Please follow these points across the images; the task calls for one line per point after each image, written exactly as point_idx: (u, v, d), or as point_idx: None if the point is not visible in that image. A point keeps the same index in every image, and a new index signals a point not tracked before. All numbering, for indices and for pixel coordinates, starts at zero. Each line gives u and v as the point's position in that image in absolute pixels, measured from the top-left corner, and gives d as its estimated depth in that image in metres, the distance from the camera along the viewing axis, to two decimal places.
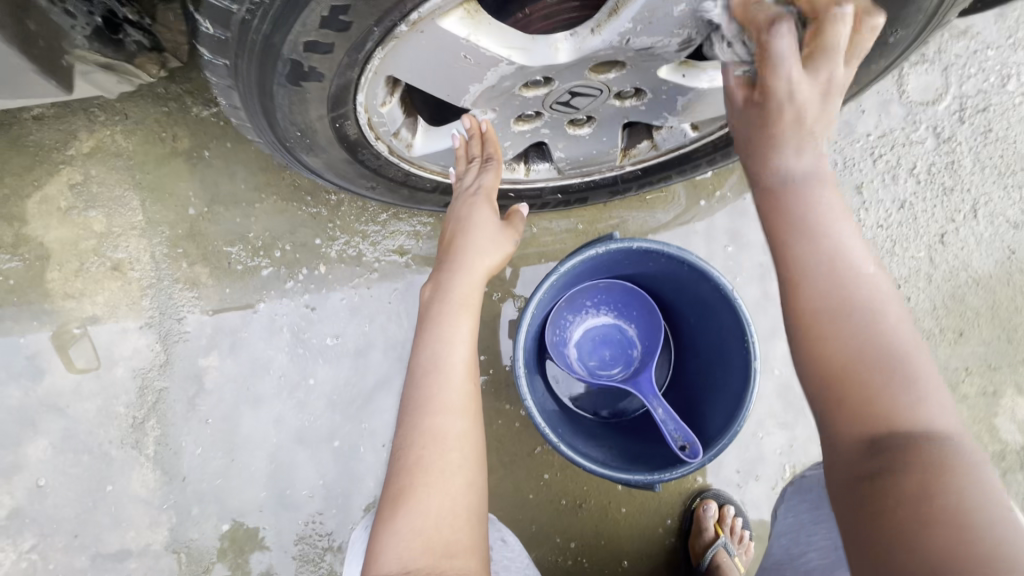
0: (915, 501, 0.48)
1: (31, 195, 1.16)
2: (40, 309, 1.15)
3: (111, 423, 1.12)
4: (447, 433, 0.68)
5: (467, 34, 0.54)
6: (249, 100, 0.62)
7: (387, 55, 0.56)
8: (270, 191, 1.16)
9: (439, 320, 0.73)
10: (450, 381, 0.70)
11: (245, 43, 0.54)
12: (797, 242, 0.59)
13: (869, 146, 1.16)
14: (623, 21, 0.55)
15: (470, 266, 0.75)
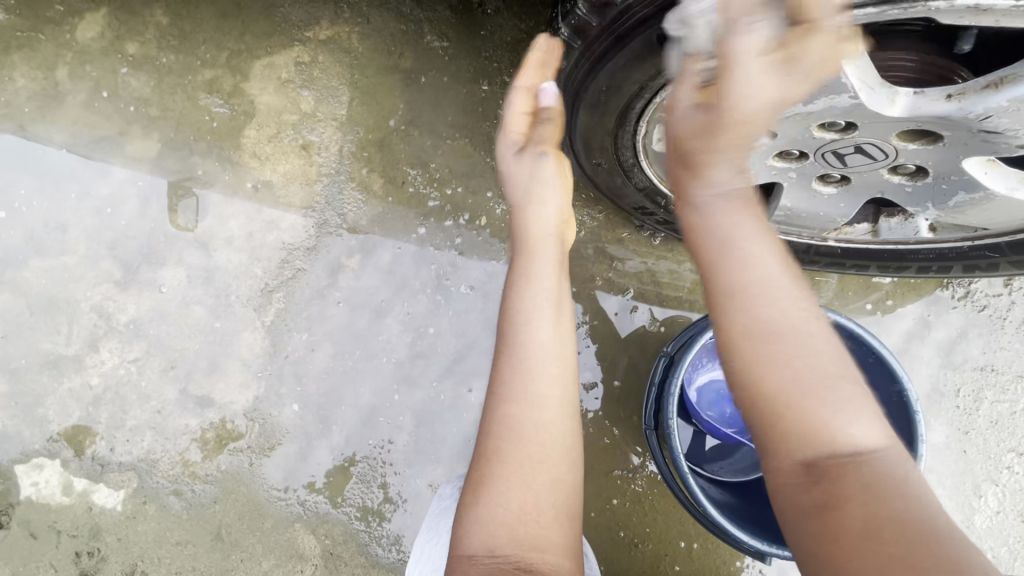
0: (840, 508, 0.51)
1: (260, 58, 1.25)
2: (227, 158, 1.23)
3: (245, 280, 1.18)
4: (526, 424, 0.68)
5: (835, 58, 0.58)
6: (601, 43, 0.69)
7: None
8: (465, 133, 1.21)
9: (519, 294, 0.74)
10: (534, 364, 0.71)
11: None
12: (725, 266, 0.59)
13: None
14: (998, 98, 0.56)
15: (539, 233, 0.79)
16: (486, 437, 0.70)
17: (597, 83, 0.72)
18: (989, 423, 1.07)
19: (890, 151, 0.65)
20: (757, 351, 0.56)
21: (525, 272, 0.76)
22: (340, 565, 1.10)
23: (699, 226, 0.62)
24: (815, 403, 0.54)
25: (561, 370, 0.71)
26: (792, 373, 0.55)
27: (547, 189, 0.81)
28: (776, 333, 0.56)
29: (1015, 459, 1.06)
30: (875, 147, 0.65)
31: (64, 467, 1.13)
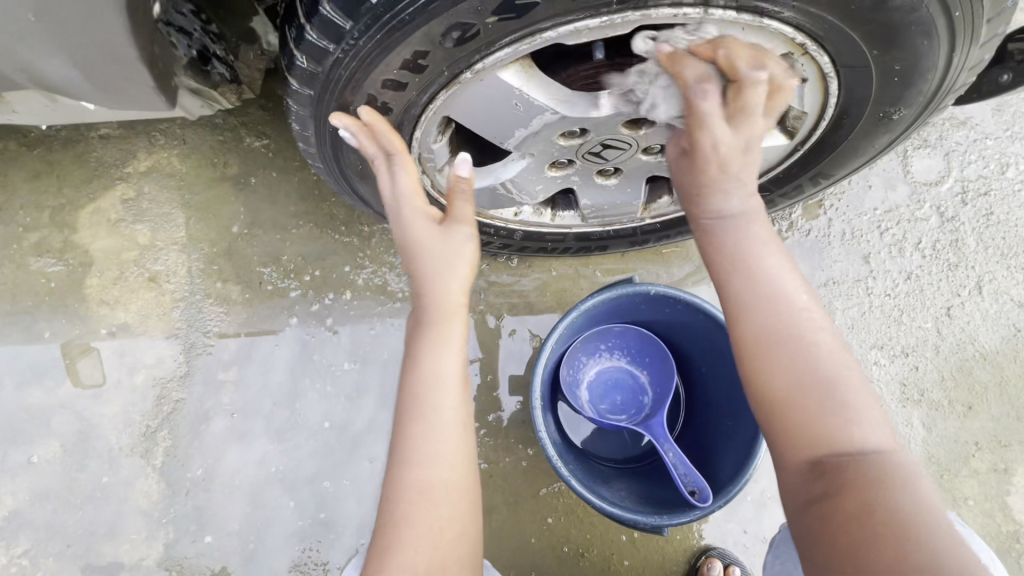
0: (850, 513, 0.50)
1: (84, 206, 1.24)
2: (74, 314, 1.19)
3: (125, 429, 1.13)
4: (430, 485, 0.63)
5: (521, 85, 0.63)
6: (321, 129, 0.67)
7: (449, 98, 0.64)
8: (308, 218, 1.23)
9: (419, 356, 0.64)
10: (435, 430, 0.64)
11: (332, 78, 0.60)
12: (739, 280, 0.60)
13: (876, 220, 1.22)
14: (658, 83, 0.64)
15: (442, 310, 0.64)
16: (392, 501, 0.63)
17: (346, 159, 0.72)
18: (847, 330, 1.17)
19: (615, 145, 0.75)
20: (781, 360, 0.57)
21: (426, 342, 0.65)
22: None
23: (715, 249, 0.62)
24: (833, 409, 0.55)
25: (465, 430, 0.65)
26: (806, 382, 0.56)
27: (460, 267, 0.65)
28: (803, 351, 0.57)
29: (879, 354, 1.16)
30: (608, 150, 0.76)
31: None
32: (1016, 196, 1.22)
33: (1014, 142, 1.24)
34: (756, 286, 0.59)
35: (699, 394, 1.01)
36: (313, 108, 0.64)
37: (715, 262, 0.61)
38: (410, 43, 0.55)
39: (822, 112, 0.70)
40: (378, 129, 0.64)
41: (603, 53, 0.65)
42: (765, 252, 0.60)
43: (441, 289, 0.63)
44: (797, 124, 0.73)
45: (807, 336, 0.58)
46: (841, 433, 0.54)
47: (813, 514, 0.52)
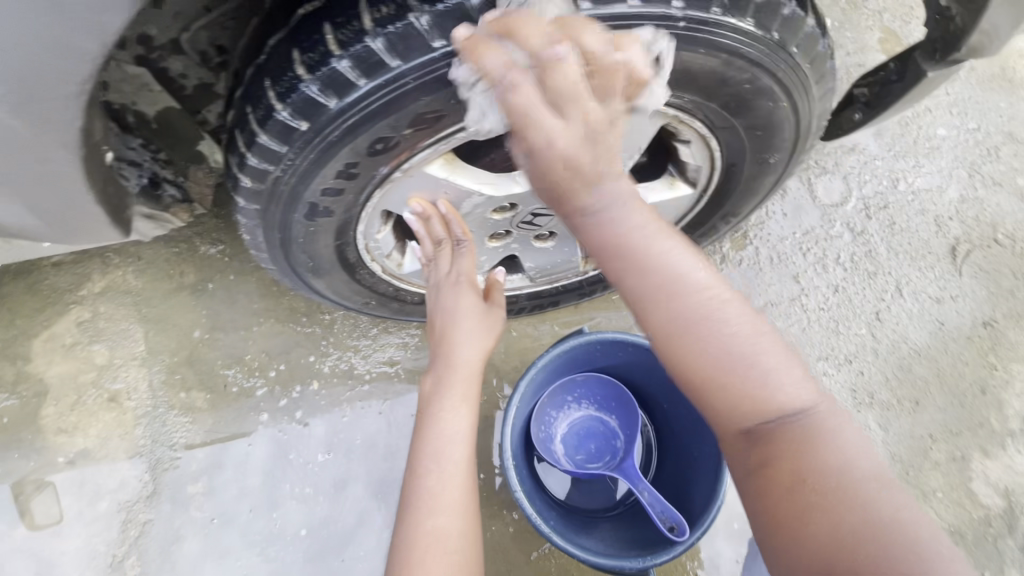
0: (798, 483, 0.54)
1: (38, 335, 1.23)
2: (30, 447, 1.15)
3: (90, 563, 1.08)
4: (445, 532, 0.67)
5: (447, 176, 0.71)
6: (271, 237, 0.72)
7: (384, 196, 0.71)
8: (269, 314, 1.25)
9: (440, 415, 0.74)
10: (447, 478, 0.70)
11: (274, 195, 0.66)
12: (633, 257, 0.56)
13: (798, 242, 1.34)
14: None
15: (462, 371, 0.77)
16: (405, 550, 0.66)
17: (297, 260, 0.77)
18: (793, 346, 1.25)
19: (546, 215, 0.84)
20: (682, 341, 0.56)
21: (444, 402, 0.75)
22: None
23: (588, 235, 0.58)
24: (750, 376, 0.55)
25: (472, 480, 0.72)
26: (729, 352, 0.55)
27: (483, 337, 0.79)
28: (705, 319, 0.55)
29: (825, 364, 1.24)
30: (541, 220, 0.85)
31: None
32: (911, 206, 1.37)
33: (899, 160, 1.41)
34: (654, 265, 0.56)
35: (669, 431, 1.05)
36: (262, 220, 0.70)
37: (593, 239, 0.58)
38: (338, 159, 0.63)
39: (712, 162, 0.81)
40: (453, 228, 0.79)
41: (511, 142, 0.74)
42: (635, 217, 0.56)
43: (465, 352, 0.77)
44: (696, 174, 0.83)
45: (703, 308, 0.55)
46: (771, 405, 0.55)
47: (751, 485, 0.57)
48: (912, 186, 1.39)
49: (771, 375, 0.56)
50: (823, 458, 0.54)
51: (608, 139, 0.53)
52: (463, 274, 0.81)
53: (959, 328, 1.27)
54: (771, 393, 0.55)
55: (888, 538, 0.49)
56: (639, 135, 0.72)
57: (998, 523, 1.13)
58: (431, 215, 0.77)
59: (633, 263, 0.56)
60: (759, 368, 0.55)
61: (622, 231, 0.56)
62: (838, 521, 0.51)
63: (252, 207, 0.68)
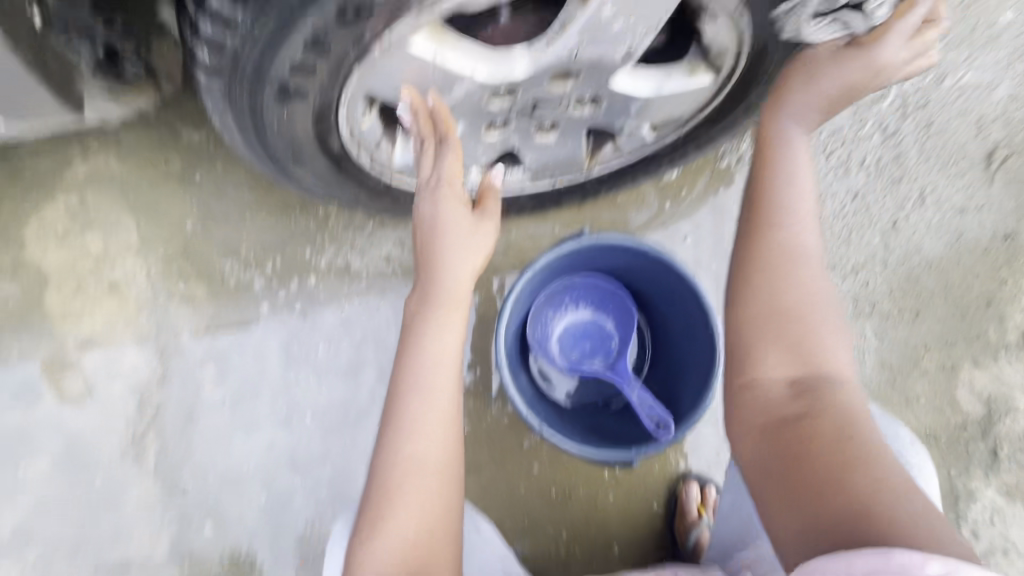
0: (826, 434, 0.61)
1: (28, 222, 1.20)
2: (40, 331, 1.18)
3: (114, 436, 1.16)
4: (422, 456, 0.69)
5: (434, 53, 0.64)
6: (242, 121, 0.68)
7: (363, 75, 0.64)
8: (261, 207, 1.21)
9: (421, 339, 0.72)
10: (427, 404, 0.70)
11: (238, 72, 0.60)
12: (781, 214, 0.73)
13: (822, 142, 1.24)
14: (571, 37, 0.64)
15: (444, 295, 0.73)
16: (386, 470, 0.69)
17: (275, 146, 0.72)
18: None
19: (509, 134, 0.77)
20: (766, 287, 0.71)
21: (426, 325, 0.73)
22: None
23: (785, 148, 0.75)
24: (804, 336, 0.69)
25: (452, 405, 0.72)
26: (803, 308, 0.71)
27: (470, 258, 0.75)
28: (801, 270, 0.71)
29: (831, 274, 1.21)
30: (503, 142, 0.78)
31: None
32: (954, 105, 1.25)
33: (951, 49, 1.25)
34: (782, 211, 0.73)
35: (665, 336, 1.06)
36: (228, 100, 0.65)
37: (762, 193, 0.74)
38: (305, 30, 0.56)
39: (741, 40, 0.73)
40: (439, 125, 0.71)
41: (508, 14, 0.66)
42: (801, 175, 0.74)
43: (446, 275, 0.73)
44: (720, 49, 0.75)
45: (795, 267, 0.71)
46: (813, 362, 0.68)
47: (776, 440, 0.64)
48: (960, 81, 1.25)
49: (820, 347, 0.69)
50: (847, 422, 0.62)
51: (879, 75, 0.73)
52: (444, 176, 0.72)
53: (978, 240, 1.22)
54: (814, 355, 0.68)
55: (900, 503, 0.54)
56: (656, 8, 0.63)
57: (973, 428, 1.18)
58: (419, 110, 0.70)
59: (759, 219, 0.73)
60: (811, 333, 0.69)
61: (802, 182, 0.74)
62: (854, 471, 0.57)
63: (217, 85, 0.63)
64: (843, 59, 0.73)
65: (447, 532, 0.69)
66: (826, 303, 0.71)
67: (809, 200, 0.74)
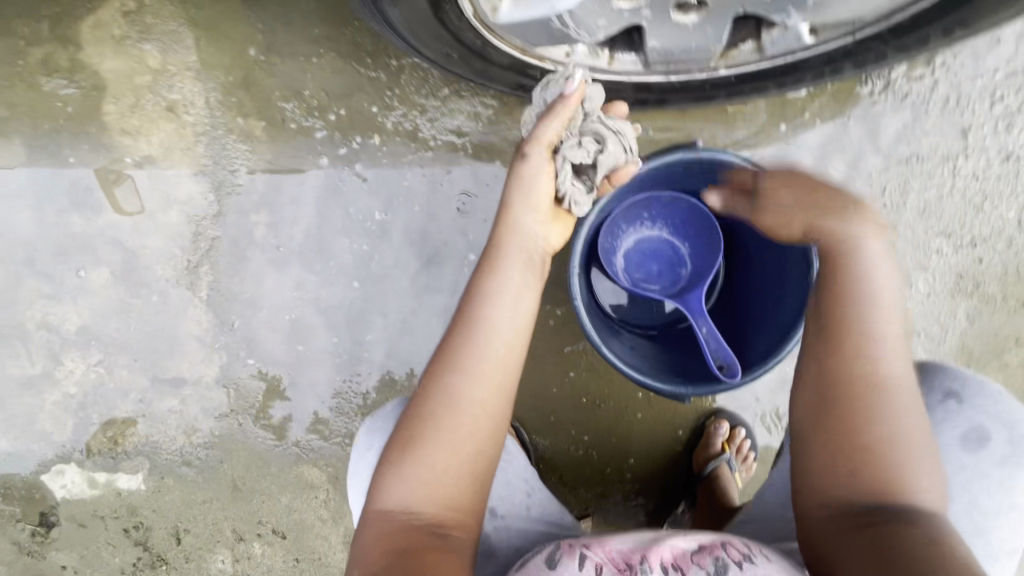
0: (916, 545, 0.59)
1: (84, 18, 1.11)
2: (98, 143, 1.15)
3: (169, 262, 1.17)
4: (469, 397, 0.67)
5: None
6: None
7: None
8: (330, 46, 1.09)
9: (490, 287, 0.70)
10: (486, 344, 0.68)
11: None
12: (860, 332, 0.69)
13: (992, 85, 1.03)
14: None
15: (518, 253, 0.73)
16: (429, 403, 0.67)
17: None
18: (916, 214, 1.07)
19: (603, 136, 0.76)
20: (852, 395, 0.68)
21: (495, 274, 0.71)
22: (347, 485, 1.22)
23: (845, 277, 0.71)
24: (896, 451, 0.66)
25: (510, 352, 0.69)
26: (895, 423, 0.67)
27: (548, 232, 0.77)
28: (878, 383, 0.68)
29: (944, 242, 1.07)
30: (587, 138, 0.76)
31: (81, 467, 1.24)
32: None
33: None
34: (856, 337, 0.69)
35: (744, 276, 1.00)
36: None
37: (832, 313, 0.71)
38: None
39: None
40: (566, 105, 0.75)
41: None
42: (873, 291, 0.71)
43: (525, 233, 0.74)
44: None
45: (880, 384, 0.68)
46: (903, 477, 0.65)
47: (855, 541, 0.62)
48: None
49: (914, 463, 0.66)
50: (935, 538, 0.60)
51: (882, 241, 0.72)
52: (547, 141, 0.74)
53: None
54: (904, 470, 0.65)
55: None
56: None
57: None
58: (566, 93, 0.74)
59: (838, 328, 0.70)
60: (905, 446, 0.66)
61: (875, 305, 0.70)
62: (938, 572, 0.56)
63: None
64: (817, 198, 0.75)
65: (475, 482, 0.66)
66: (916, 425, 0.67)
67: (892, 339, 0.70)
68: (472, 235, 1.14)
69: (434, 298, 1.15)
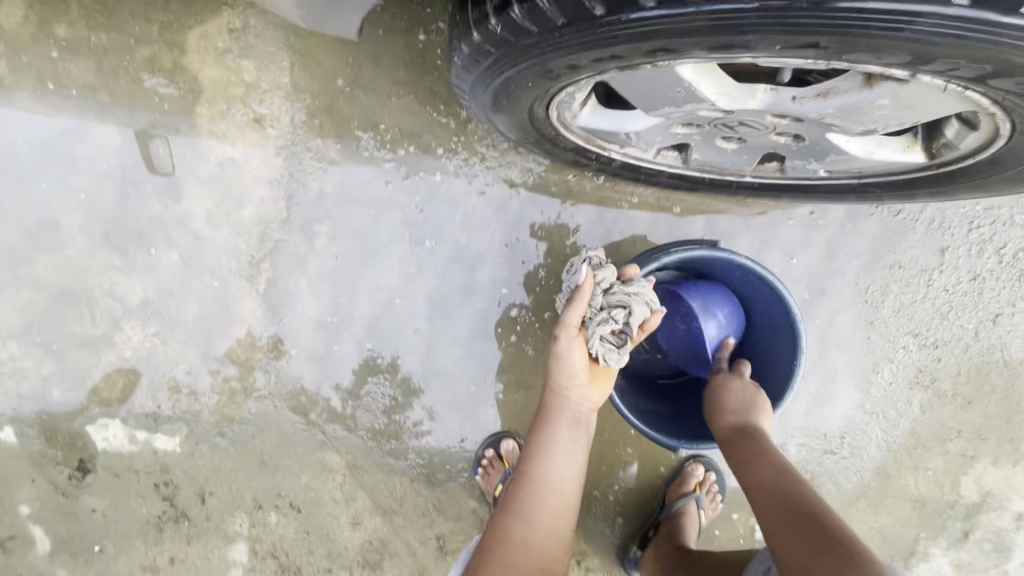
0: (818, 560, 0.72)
1: (191, 28, 1.23)
2: (186, 139, 1.28)
3: (234, 254, 1.30)
4: (528, 543, 0.91)
5: (692, 79, 0.67)
6: (488, 77, 0.77)
7: (619, 75, 0.70)
8: (409, 89, 1.24)
9: (544, 453, 0.96)
10: (541, 500, 0.94)
11: (524, 51, 0.69)
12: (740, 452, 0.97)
13: (973, 215, 1.20)
14: (828, 104, 0.67)
15: (566, 420, 0.98)
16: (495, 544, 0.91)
17: (499, 99, 0.81)
18: (892, 312, 1.24)
19: (626, 303, 0.97)
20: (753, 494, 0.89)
21: (547, 440, 0.97)
22: (362, 474, 1.36)
23: (729, 418, 1.02)
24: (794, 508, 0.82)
25: (558, 506, 0.96)
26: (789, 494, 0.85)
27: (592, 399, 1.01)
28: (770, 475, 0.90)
29: (910, 340, 1.25)
30: (612, 310, 0.97)
31: (123, 424, 1.37)
32: None
33: None
34: (741, 454, 0.96)
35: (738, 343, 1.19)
36: (488, 60, 0.74)
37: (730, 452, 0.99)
38: (611, 46, 0.64)
39: (978, 149, 0.75)
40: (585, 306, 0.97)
41: (784, 81, 0.67)
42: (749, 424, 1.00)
43: (572, 405, 0.99)
44: (958, 140, 0.76)
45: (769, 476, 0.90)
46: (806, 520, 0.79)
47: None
48: None
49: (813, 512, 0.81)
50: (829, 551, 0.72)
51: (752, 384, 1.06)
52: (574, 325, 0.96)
53: None
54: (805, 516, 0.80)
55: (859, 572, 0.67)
56: (930, 109, 0.68)
57: (960, 510, 1.30)
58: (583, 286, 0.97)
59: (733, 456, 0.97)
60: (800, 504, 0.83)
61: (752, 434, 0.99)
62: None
63: (489, 50, 0.72)
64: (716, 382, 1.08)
65: None
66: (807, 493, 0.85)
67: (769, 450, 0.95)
68: (508, 271, 1.30)
69: (466, 320, 1.31)
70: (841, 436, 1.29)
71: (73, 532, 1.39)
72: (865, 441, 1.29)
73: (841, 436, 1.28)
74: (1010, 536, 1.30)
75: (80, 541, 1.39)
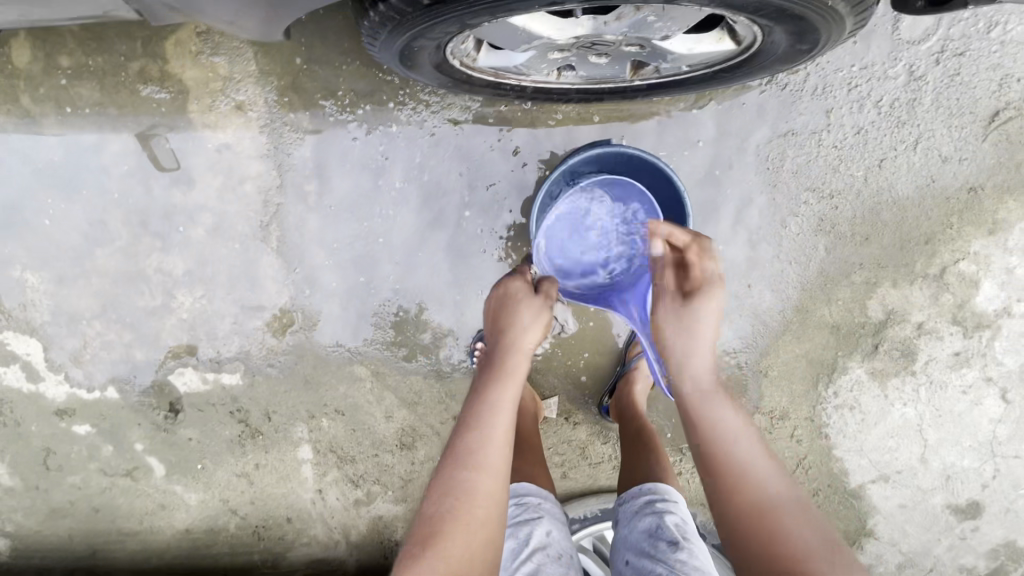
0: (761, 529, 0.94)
1: (168, 38, 1.50)
2: (186, 133, 1.55)
3: (246, 222, 1.60)
4: (482, 488, 1.00)
5: (527, 23, 0.94)
6: (391, 47, 1.01)
7: (482, 29, 0.96)
8: (355, 57, 1.49)
9: (494, 404, 1.10)
10: (493, 447, 1.05)
11: (407, 24, 0.93)
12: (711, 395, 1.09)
13: (850, 76, 1.41)
14: (623, 25, 0.94)
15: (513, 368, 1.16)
16: (452, 494, 0.99)
17: (407, 61, 1.05)
18: (791, 174, 1.47)
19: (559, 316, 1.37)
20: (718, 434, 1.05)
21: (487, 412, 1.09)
22: (385, 378, 1.71)
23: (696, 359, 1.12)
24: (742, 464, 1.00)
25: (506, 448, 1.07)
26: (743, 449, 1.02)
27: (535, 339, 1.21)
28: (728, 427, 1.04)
29: (810, 195, 1.48)
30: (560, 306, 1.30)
31: (195, 371, 1.74)
32: (987, 58, 1.40)
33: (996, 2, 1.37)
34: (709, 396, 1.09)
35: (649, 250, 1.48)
36: (388, 37, 0.98)
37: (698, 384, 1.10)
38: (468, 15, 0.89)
39: (755, 38, 0.99)
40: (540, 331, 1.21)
41: (583, 14, 0.94)
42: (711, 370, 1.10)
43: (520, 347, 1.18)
44: (745, 33, 0.98)
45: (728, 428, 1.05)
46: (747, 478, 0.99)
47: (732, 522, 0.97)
48: (1007, 34, 1.39)
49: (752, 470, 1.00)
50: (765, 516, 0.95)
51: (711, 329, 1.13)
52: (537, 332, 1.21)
53: (946, 187, 1.46)
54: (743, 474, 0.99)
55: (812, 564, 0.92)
56: (690, 17, 0.92)
57: (870, 328, 1.57)
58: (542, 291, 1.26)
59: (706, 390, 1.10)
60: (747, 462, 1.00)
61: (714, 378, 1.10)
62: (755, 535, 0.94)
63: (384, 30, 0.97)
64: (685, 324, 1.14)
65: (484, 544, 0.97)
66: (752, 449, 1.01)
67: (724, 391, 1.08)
68: (468, 196, 1.56)
69: (440, 243, 1.59)
70: (763, 285, 1.55)
71: (179, 457, 1.80)
72: (783, 285, 1.55)
73: (763, 284, 1.55)
74: (915, 343, 1.57)
75: (185, 463, 1.81)
